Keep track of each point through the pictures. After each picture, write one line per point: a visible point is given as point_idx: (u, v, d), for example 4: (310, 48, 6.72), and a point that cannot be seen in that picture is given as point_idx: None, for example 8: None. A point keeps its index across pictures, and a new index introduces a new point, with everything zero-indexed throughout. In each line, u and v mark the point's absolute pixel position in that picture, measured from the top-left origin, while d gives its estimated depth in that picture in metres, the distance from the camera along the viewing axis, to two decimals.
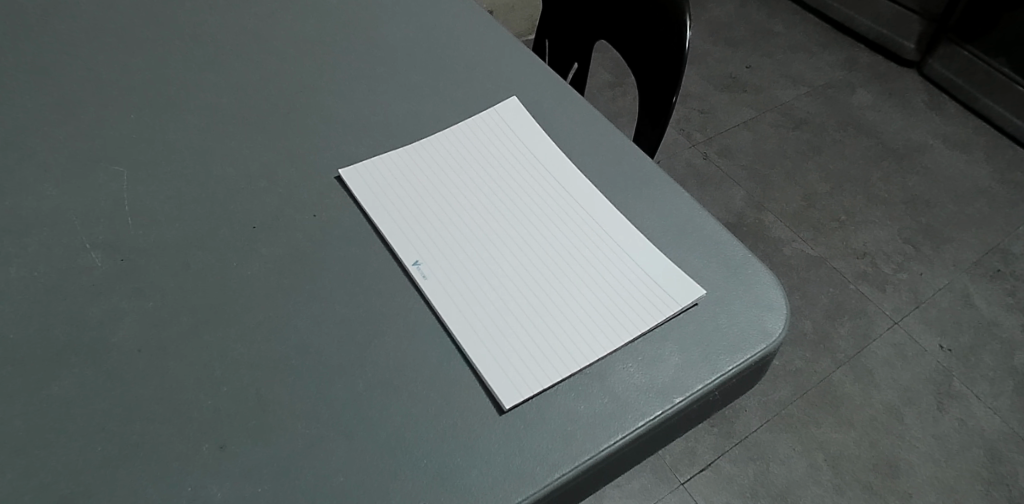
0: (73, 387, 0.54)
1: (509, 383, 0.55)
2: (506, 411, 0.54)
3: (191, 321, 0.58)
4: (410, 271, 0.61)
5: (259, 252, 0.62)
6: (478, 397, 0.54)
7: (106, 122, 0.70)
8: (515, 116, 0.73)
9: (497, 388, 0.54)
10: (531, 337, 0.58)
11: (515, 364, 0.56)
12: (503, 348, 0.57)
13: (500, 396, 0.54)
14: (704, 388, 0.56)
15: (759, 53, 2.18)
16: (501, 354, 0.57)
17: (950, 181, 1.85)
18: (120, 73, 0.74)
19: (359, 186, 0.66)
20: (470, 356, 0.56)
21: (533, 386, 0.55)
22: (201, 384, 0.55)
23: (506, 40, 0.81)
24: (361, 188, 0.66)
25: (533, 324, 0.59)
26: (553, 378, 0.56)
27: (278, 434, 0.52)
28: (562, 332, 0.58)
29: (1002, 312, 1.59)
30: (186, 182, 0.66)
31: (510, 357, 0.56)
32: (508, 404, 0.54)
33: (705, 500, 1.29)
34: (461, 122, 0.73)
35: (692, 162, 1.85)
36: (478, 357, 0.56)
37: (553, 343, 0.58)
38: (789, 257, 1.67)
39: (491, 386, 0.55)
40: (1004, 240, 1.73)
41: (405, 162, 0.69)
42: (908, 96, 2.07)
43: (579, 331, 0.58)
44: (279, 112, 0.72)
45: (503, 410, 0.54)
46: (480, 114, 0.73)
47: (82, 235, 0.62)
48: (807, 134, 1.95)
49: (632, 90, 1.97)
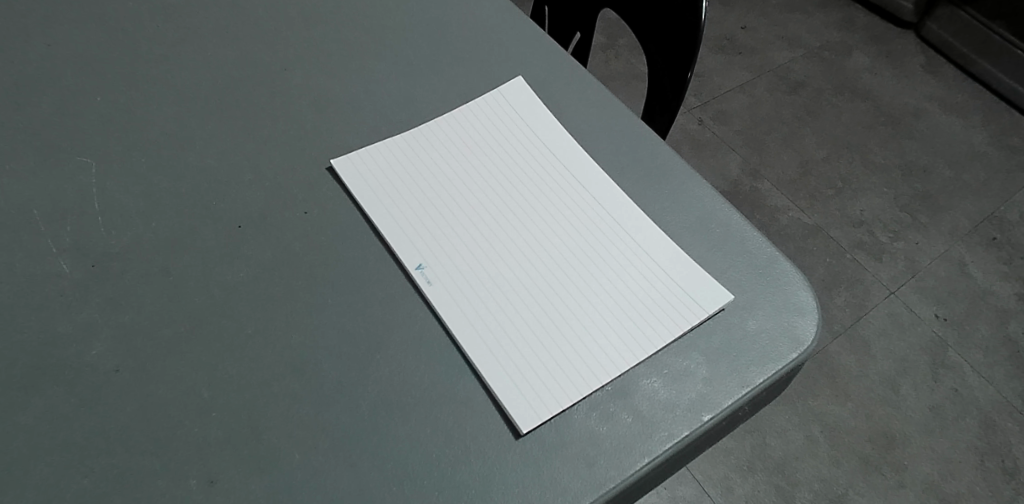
0: (43, 414, 0.49)
1: (526, 404, 0.50)
2: (523, 435, 0.50)
3: (171, 336, 0.52)
4: (413, 277, 0.56)
5: (246, 255, 0.56)
6: (492, 420, 0.50)
7: (69, 107, 0.63)
8: (521, 98, 0.67)
9: (514, 410, 0.50)
10: (545, 350, 0.54)
11: (531, 381, 0.52)
12: (517, 362, 0.53)
13: (517, 419, 0.50)
14: (735, 403, 0.52)
15: (754, 12, 2.09)
16: (514, 370, 0.52)
17: (947, 145, 1.80)
18: (81, 50, 0.67)
19: (354, 178, 0.60)
20: (483, 374, 0.52)
21: (553, 405, 0.51)
22: (186, 408, 0.50)
23: (507, 10, 0.74)
24: (356, 182, 0.60)
25: (545, 334, 0.54)
26: (573, 396, 0.51)
27: (273, 466, 0.48)
28: (578, 345, 0.54)
29: (998, 281, 1.57)
30: (161, 176, 0.60)
31: (526, 373, 0.52)
32: (525, 428, 0.50)
33: (702, 474, 1.27)
34: (463, 105, 0.67)
35: (687, 128, 1.79)
36: (490, 374, 0.52)
37: (568, 357, 0.53)
38: (786, 226, 1.63)
39: (507, 409, 0.50)
40: (1000, 208, 1.70)
41: (404, 151, 0.63)
42: (905, 57, 1.99)
43: (597, 343, 0.54)
44: (261, 96, 0.66)
45: (520, 434, 0.50)
46: (484, 97, 0.67)
47: (48, 238, 0.56)
48: (804, 98, 1.88)
49: (624, 53, 1.89)
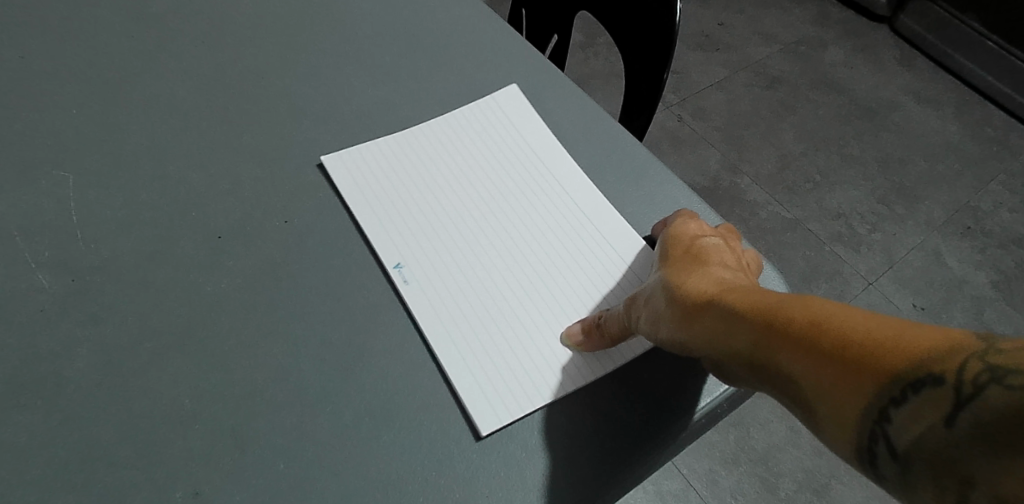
0: (23, 432, 0.49)
1: (490, 408, 0.51)
2: (485, 437, 0.50)
3: (153, 349, 0.52)
4: (392, 276, 0.57)
5: (226, 266, 0.56)
6: (458, 422, 0.51)
7: (45, 120, 0.63)
8: (512, 104, 0.67)
9: (476, 412, 0.51)
10: (514, 356, 0.55)
11: (500, 386, 0.53)
12: (486, 366, 0.54)
13: (479, 421, 0.51)
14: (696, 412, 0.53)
15: (730, 8, 2.10)
16: (483, 373, 0.53)
17: (920, 137, 1.82)
18: (56, 62, 0.67)
19: (345, 177, 0.61)
20: (452, 377, 0.52)
21: (520, 410, 0.52)
22: (170, 420, 0.50)
23: (483, 16, 0.75)
24: (347, 181, 0.61)
25: (515, 339, 0.55)
26: (537, 401, 0.52)
27: (257, 476, 0.48)
28: (549, 352, 0.55)
29: (973, 270, 1.60)
30: (139, 187, 0.60)
31: (493, 376, 0.53)
32: (486, 430, 0.50)
33: (687, 467, 1.28)
34: (454, 110, 0.67)
35: (666, 125, 1.80)
36: (458, 378, 0.52)
37: (537, 363, 0.54)
38: (765, 220, 1.65)
39: (470, 411, 0.51)
40: (975, 197, 1.72)
41: (395, 153, 0.64)
42: (880, 50, 2.01)
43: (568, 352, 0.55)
44: (240, 105, 0.66)
45: (481, 435, 0.50)
46: (477, 102, 0.68)
47: (27, 253, 0.56)
48: (780, 93, 1.90)
49: (603, 51, 1.90)
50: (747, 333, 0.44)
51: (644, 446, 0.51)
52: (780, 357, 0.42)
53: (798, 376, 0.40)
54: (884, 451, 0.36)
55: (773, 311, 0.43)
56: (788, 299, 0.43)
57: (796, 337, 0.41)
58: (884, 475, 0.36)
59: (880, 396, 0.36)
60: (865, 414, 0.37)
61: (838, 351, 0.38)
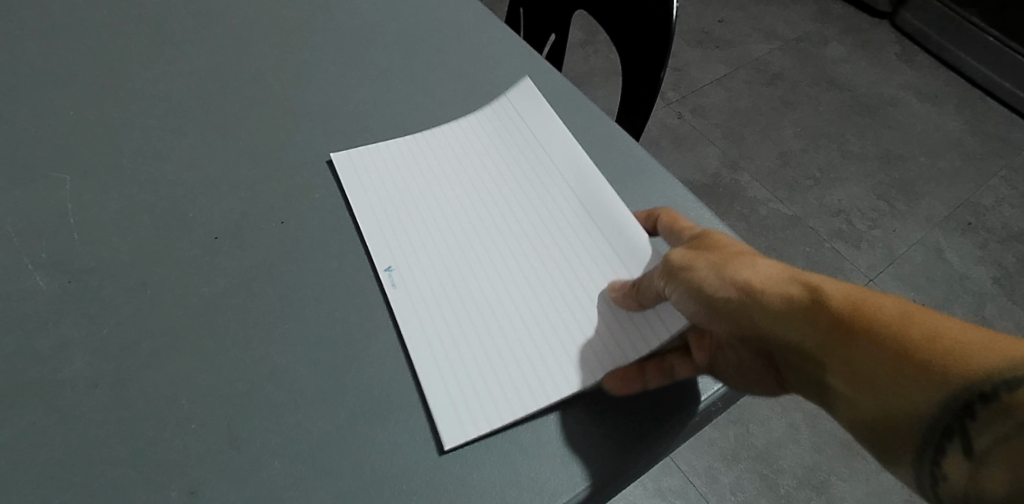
0: (20, 432, 0.49)
1: (455, 421, 0.51)
2: (447, 451, 0.50)
3: (149, 350, 0.53)
4: (381, 277, 0.57)
5: (222, 267, 0.57)
6: (423, 429, 0.51)
7: (43, 121, 0.63)
8: (527, 106, 0.67)
9: (442, 424, 0.51)
10: (494, 364, 0.54)
11: (474, 395, 0.52)
12: (462, 374, 0.53)
13: (444, 434, 0.50)
14: (681, 421, 0.53)
15: (730, 5, 2.10)
16: (455, 382, 0.53)
17: (920, 133, 1.82)
18: (55, 63, 0.67)
19: (349, 175, 0.62)
20: (423, 384, 0.52)
21: (492, 421, 0.51)
22: (166, 420, 0.50)
23: (480, 17, 0.75)
24: (350, 180, 0.62)
25: (501, 349, 0.55)
26: (511, 414, 0.52)
27: (253, 475, 0.49)
28: (530, 361, 0.54)
29: (974, 266, 1.59)
30: (136, 188, 0.60)
31: (466, 384, 0.53)
32: (449, 445, 0.50)
33: (686, 464, 1.28)
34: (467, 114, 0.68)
35: (666, 122, 1.81)
36: (430, 386, 0.52)
37: (517, 371, 0.54)
38: (765, 217, 1.65)
39: (437, 424, 0.51)
40: (976, 194, 1.72)
41: (399, 154, 0.64)
42: (880, 46, 2.01)
43: (550, 363, 0.54)
44: (237, 106, 0.66)
45: (444, 450, 0.50)
46: (493, 104, 0.68)
47: (24, 254, 0.56)
48: (781, 90, 1.89)
49: (603, 48, 1.90)
50: (809, 314, 0.44)
51: (623, 455, 0.51)
52: (846, 342, 0.43)
53: (873, 363, 0.42)
54: (960, 445, 0.39)
55: (846, 300, 0.44)
56: (861, 288, 0.44)
57: (872, 327, 0.42)
58: (950, 470, 0.39)
59: (967, 390, 0.39)
60: (945, 407, 0.39)
61: (925, 346, 0.40)
